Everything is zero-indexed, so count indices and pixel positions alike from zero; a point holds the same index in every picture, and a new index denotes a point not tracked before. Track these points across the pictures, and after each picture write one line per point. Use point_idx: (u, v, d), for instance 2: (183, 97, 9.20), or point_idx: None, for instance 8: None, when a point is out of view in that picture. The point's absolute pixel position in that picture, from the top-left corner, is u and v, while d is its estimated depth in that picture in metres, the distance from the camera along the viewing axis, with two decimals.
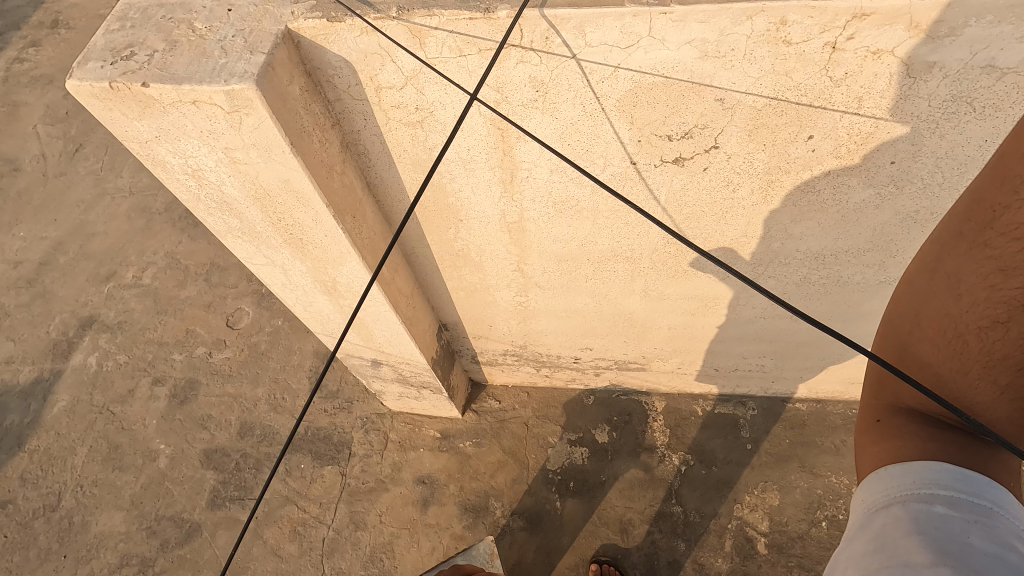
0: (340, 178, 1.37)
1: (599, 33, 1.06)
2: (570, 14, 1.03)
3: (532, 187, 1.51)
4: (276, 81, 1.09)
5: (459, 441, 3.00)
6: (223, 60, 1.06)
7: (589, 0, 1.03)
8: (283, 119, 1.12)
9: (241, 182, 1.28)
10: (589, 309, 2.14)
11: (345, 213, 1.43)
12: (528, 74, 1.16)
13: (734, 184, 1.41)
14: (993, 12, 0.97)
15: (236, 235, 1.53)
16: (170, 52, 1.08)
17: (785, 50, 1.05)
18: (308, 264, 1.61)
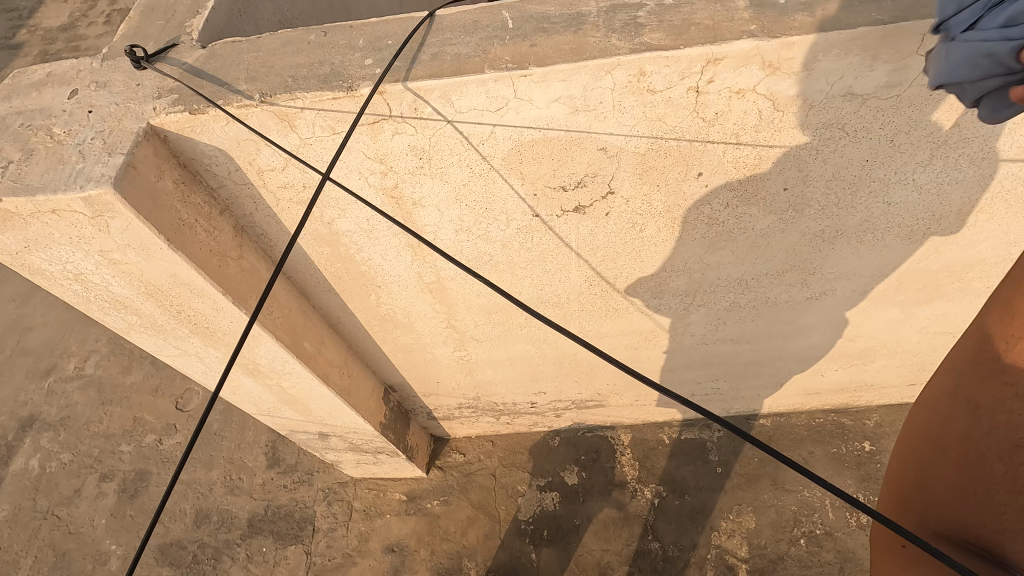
0: (237, 264, 1.32)
1: (466, 100, 1.05)
2: (432, 86, 1.03)
3: (442, 248, 1.48)
4: (141, 179, 1.06)
5: (426, 502, 2.89)
6: (81, 165, 1.03)
7: (449, 70, 1.03)
8: (155, 217, 1.08)
9: (127, 280, 1.23)
10: (531, 355, 2.11)
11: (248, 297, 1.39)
12: (407, 143, 1.14)
13: (639, 224, 1.41)
14: (838, 46, 0.99)
15: (140, 330, 1.47)
16: (26, 162, 1.05)
17: (653, 99, 1.06)
18: (221, 350, 1.55)
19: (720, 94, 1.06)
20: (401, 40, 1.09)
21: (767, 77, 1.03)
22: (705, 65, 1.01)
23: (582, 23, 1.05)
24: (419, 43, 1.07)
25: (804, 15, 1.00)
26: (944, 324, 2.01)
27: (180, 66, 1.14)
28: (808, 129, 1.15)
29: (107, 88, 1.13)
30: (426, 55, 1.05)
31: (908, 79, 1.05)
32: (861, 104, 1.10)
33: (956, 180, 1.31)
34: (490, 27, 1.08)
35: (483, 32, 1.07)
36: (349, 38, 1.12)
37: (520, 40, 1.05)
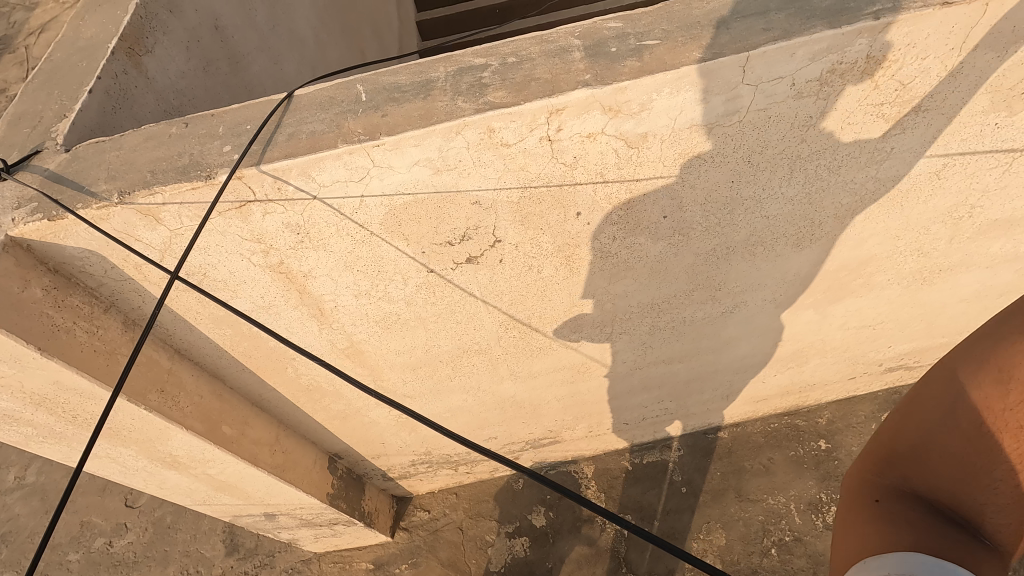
0: None
1: (326, 174, 1.08)
2: (288, 165, 1.06)
3: (347, 313, 1.48)
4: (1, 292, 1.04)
5: (394, 567, 2.79)
6: None
7: (304, 148, 1.06)
8: (21, 328, 1.06)
9: (8, 394, 1.20)
10: (470, 404, 2.09)
11: (148, 389, 1.38)
12: (280, 221, 1.16)
13: (535, 266, 1.44)
14: (667, 85, 1.06)
15: (41, 441, 1.42)
16: None
17: (509, 151, 1.11)
18: (134, 448, 1.51)
19: (572, 140, 1.11)
20: (259, 123, 1.11)
21: (610, 119, 1.08)
22: (549, 116, 1.05)
23: (430, 89, 1.10)
24: (276, 125, 1.10)
25: (632, 61, 1.06)
26: (861, 318, 2.08)
27: (43, 172, 1.14)
28: (666, 162, 1.20)
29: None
30: (283, 136, 1.08)
31: (742, 106, 1.12)
32: (709, 133, 1.16)
33: (823, 188, 1.38)
34: (345, 103, 1.12)
35: (338, 107, 1.11)
36: (210, 127, 1.14)
37: (372, 111, 1.08)
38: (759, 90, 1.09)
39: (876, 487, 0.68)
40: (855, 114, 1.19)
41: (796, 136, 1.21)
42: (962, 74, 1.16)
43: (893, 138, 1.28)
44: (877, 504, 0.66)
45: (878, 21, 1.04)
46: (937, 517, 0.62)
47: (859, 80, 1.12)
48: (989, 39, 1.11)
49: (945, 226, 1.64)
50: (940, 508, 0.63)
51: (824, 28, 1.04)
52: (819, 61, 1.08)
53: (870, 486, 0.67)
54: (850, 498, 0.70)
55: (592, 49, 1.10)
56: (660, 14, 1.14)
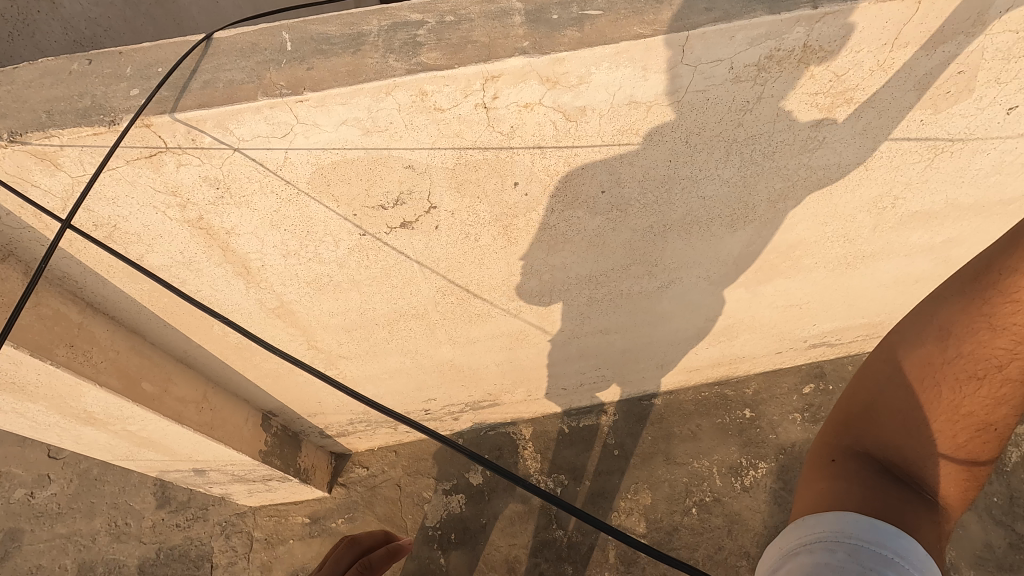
0: None
1: (245, 128, 1.02)
2: (203, 116, 0.99)
3: (275, 273, 1.43)
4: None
5: (330, 521, 2.82)
6: None
7: (221, 98, 0.99)
8: None
9: None
10: (408, 366, 2.09)
11: (56, 343, 1.31)
12: (197, 174, 1.09)
13: (472, 234, 1.42)
14: (606, 60, 1.04)
15: None
16: None
17: (444, 116, 1.07)
18: (43, 403, 1.44)
19: (509, 109, 1.08)
20: (172, 66, 1.03)
21: (548, 90, 1.06)
22: (484, 82, 1.02)
23: (363, 44, 1.04)
24: (191, 69, 1.03)
25: (573, 30, 1.04)
26: (789, 297, 2.18)
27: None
28: (604, 138, 1.19)
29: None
30: (198, 82, 1.01)
31: (681, 86, 1.11)
32: (648, 111, 1.15)
33: (759, 172, 1.41)
34: (268, 51, 1.05)
35: (261, 56, 1.04)
36: (117, 66, 1.05)
37: (298, 63, 1.03)
38: (698, 71, 1.09)
39: (834, 447, 0.82)
40: (791, 102, 1.21)
41: (734, 120, 1.23)
42: (892, 70, 1.19)
43: (826, 128, 1.31)
44: (836, 463, 0.80)
45: (815, 9, 1.05)
46: (883, 477, 0.76)
47: (795, 69, 1.14)
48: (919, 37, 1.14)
49: (869, 215, 1.72)
50: (889, 465, 0.78)
51: (764, 12, 1.04)
52: (757, 47, 1.08)
53: (831, 448, 0.81)
54: (815, 456, 0.84)
55: (533, 15, 1.07)
56: None
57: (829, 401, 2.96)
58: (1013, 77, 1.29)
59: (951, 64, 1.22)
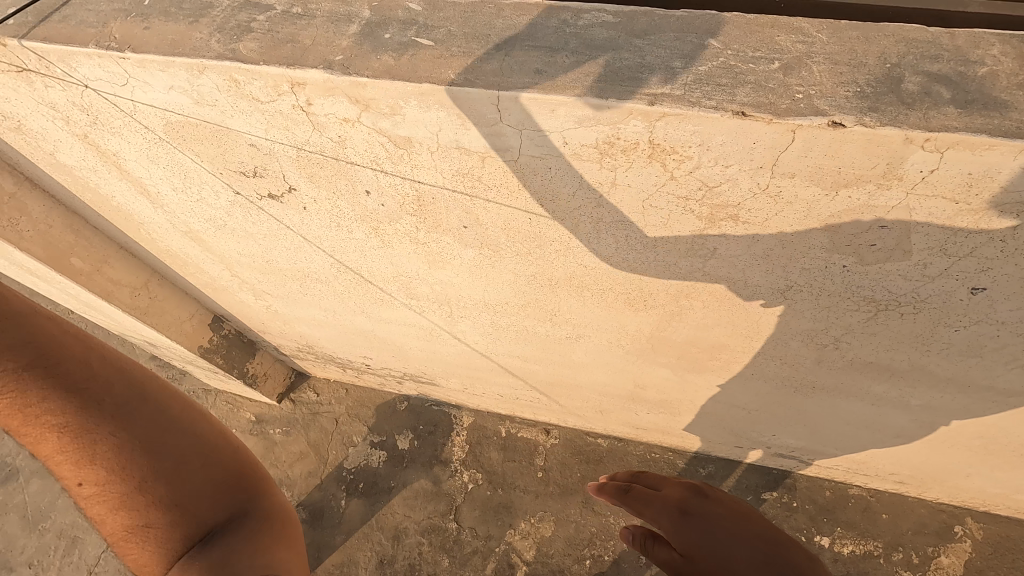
0: None
1: (86, 69, 1.04)
2: (45, 48, 1.02)
3: (174, 203, 1.50)
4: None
5: (270, 427, 3.01)
6: None
7: (67, 36, 1.02)
8: None
9: None
10: (329, 320, 2.13)
11: None
12: (66, 99, 1.15)
13: (346, 227, 1.38)
14: (413, 97, 0.91)
15: None
16: None
17: (265, 107, 1.03)
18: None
19: (328, 118, 1.01)
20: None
21: (362, 112, 0.97)
22: (291, 86, 0.96)
23: (207, 12, 1.02)
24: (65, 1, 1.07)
25: (389, 57, 0.92)
26: (732, 397, 1.87)
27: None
28: (444, 174, 1.08)
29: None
30: (59, 15, 1.04)
31: (508, 146, 0.96)
32: (483, 161, 1.02)
33: (642, 260, 1.20)
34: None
35: (120, 3, 1.05)
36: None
37: (138, 19, 1.02)
38: (523, 135, 0.93)
39: None
40: (655, 199, 1.00)
41: (587, 198, 1.05)
42: (784, 199, 0.93)
43: (711, 239, 1.07)
44: None
45: (651, 106, 0.82)
46: None
47: (648, 163, 0.92)
48: (810, 173, 0.86)
49: (806, 347, 1.40)
50: None
51: (591, 92, 0.84)
52: (589, 129, 0.88)
53: None
54: None
55: (370, 27, 0.96)
56: (465, 7, 0.96)
57: (786, 519, 2.60)
58: (964, 251, 0.94)
59: (866, 212, 0.91)
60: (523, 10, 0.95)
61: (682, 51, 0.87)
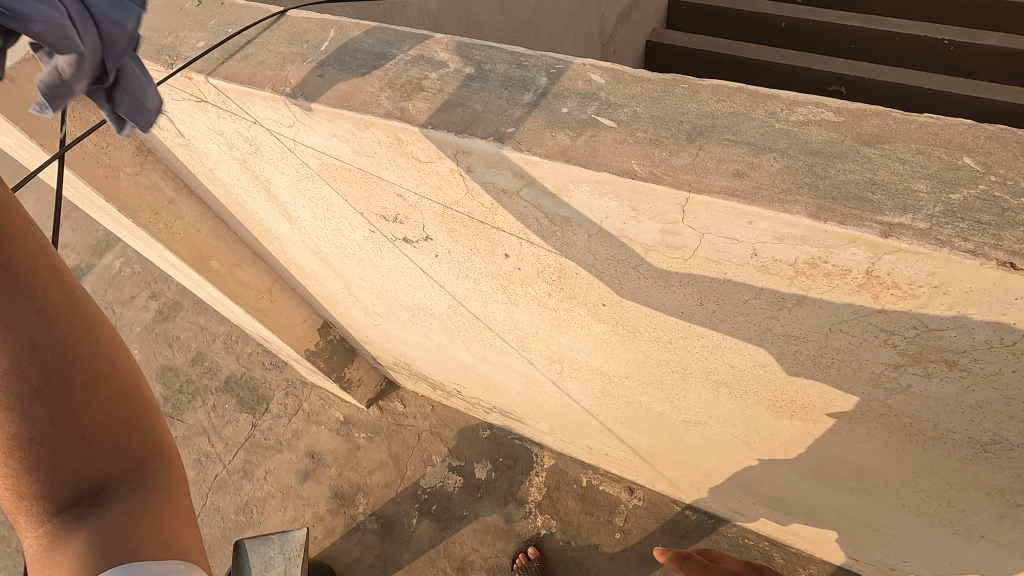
0: (132, 178, 1.51)
1: (258, 108, 1.05)
2: (224, 86, 1.04)
3: (310, 227, 1.51)
4: (18, 91, 1.21)
5: (356, 430, 3.08)
6: None
7: (245, 76, 1.03)
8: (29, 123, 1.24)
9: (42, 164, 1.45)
10: (431, 349, 2.11)
11: (142, 208, 1.56)
12: (233, 128, 1.18)
13: (474, 279, 1.33)
14: (586, 183, 0.82)
15: (88, 207, 1.72)
16: None
17: (422, 166, 0.98)
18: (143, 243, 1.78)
19: (485, 186, 0.95)
20: (239, 31, 1.10)
21: (525, 186, 0.90)
22: (455, 153, 0.90)
23: (380, 63, 0.98)
24: (247, 40, 1.08)
25: (566, 135, 0.83)
26: (865, 517, 1.62)
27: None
28: (596, 257, 0.99)
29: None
30: (241, 53, 1.06)
31: (682, 244, 0.85)
32: (646, 254, 0.91)
33: (806, 376, 1.04)
34: (307, 43, 1.05)
35: (298, 46, 1.04)
36: (207, 17, 1.15)
37: (313, 66, 1.01)
38: (705, 239, 0.81)
39: None
40: (849, 326, 0.85)
41: (761, 309, 0.91)
42: None
43: (905, 377, 0.90)
44: None
45: (885, 238, 0.67)
46: None
47: (855, 292, 0.77)
48: None
49: (988, 500, 1.16)
50: None
51: (806, 210, 0.71)
52: (792, 248, 0.75)
53: None
54: None
55: (546, 98, 0.88)
56: (655, 85, 0.86)
57: None
58: None
59: None
60: (723, 96, 0.83)
61: (927, 170, 0.71)
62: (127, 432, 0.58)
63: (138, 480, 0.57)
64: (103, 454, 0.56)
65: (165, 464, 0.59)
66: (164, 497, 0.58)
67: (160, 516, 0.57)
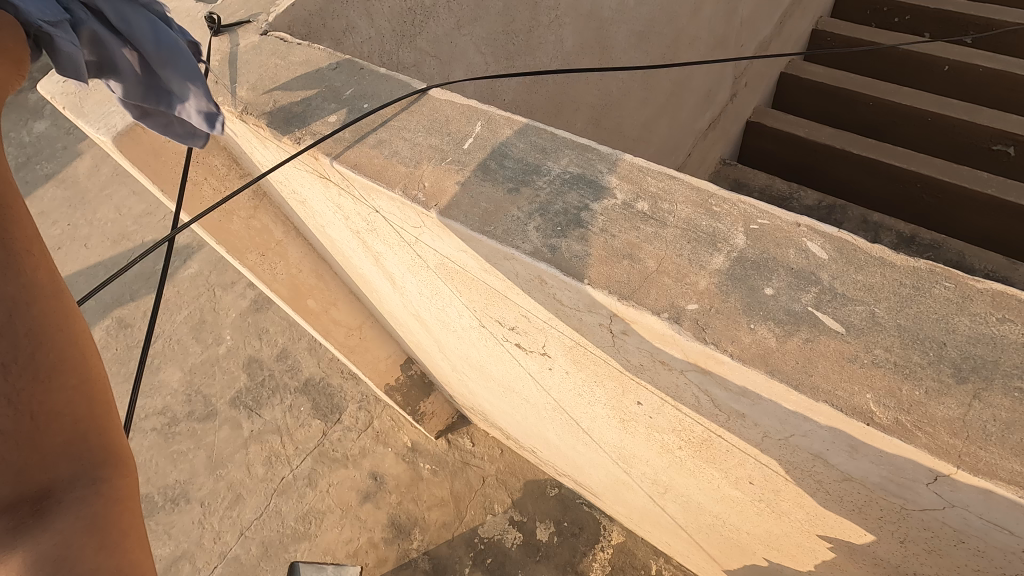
0: (245, 221, 1.46)
1: (383, 203, 0.92)
2: (350, 175, 0.91)
3: (413, 297, 1.39)
4: (147, 137, 1.16)
5: (421, 460, 3.01)
6: (113, 108, 1.16)
7: (375, 168, 0.90)
8: (153, 171, 1.19)
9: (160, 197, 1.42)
10: (516, 417, 1.96)
11: (250, 250, 1.50)
12: (353, 207, 1.06)
13: (588, 401, 1.15)
14: (789, 402, 0.62)
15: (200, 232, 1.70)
16: (97, 86, 1.23)
17: (563, 309, 0.81)
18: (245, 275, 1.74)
19: (640, 350, 0.75)
20: (375, 109, 0.98)
21: (694, 370, 0.70)
22: (611, 314, 0.72)
23: (531, 179, 0.82)
24: (383, 121, 0.96)
25: (769, 333, 0.63)
26: None
27: (231, 46, 1.20)
28: (767, 456, 0.78)
29: None
30: (373, 139, 0.93)
31: (910, 497, 0.63)
32: (844, 481, 0.69)
33: None
34: (449, 138, 0.90)
35: (437, 139, 0.91)
36: (343, 83, 1.04)
37: (453, 168, 0.86)
38: (953, 512, 0.59)
39: None
40: None
41: None
42: None
43: None
44: None
45: None
46: None
47: None
48: None
49: None
50: None
51: None
52: None
53: None
54: None
55: (744, 267, 0.68)
56: (901, 275, 0.64)
57: None
58: None
59: None
60: (1007, 315, 0.59)
61: None
62: (80, 436, 0.60)
63: (81, 489, 0.58)
64: (51, 458, 0.58)
65: (119, 474, 0.61)
66: (111, 510, 0.58)
67: (96, 530, 0.57)
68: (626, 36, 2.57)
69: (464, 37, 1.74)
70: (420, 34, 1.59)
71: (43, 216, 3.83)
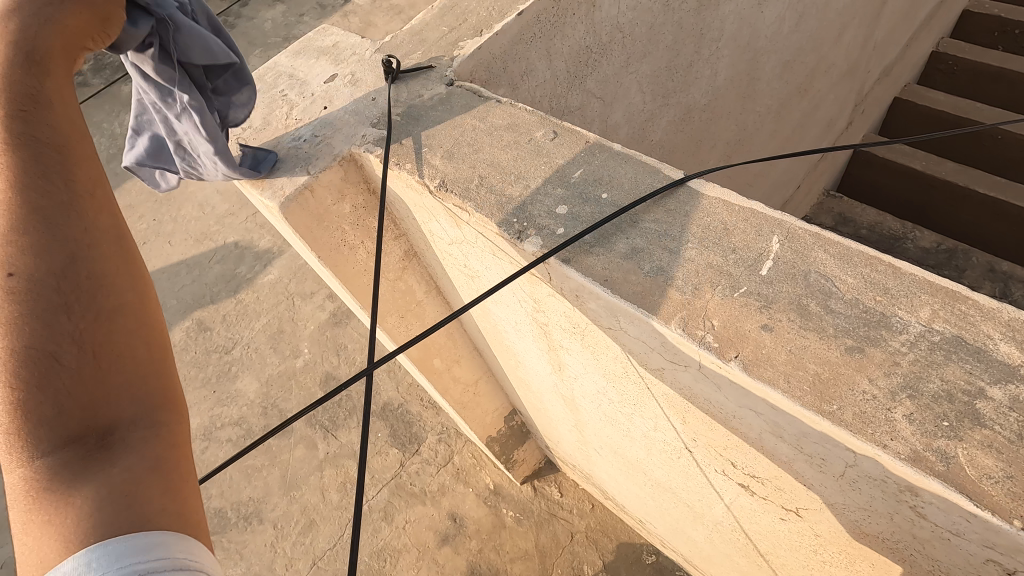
0: (389, 283, 1.27)
1: (636, 329, 0.72)
2: (597, 292, 0.71)
3: (580, 387, 1.19)
4: (315, 201, 1.00)
5: (504, 505, 2.72)
6: (278, 164, 1.01)
7: (637, 289, 0.69)
8: (313, 236, 1.02)
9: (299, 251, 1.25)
10: (650, 502, 1.70)
11: (389, 312, 1.31)
12: (564, 311, 0.88)
13: (825, 560, 0.92)
14: None
15: None
16: (256, 133, 1.08)
17: (918, 520, 0.59)
18: None
19: None
20: (619, 203, 0.78)
21: None
22: None
23: (878, 335, 0.60)
24: (633, 222, 0.76)
25: None
26: None
27: (415, 100, 1.04)
28: None
29: (353, 88, 1.11)
30: (625, 246, 0.73)
31: None
32: None
33: None
34: (739, 256, 0.69)
35: (718, 254, 0.70)
36: (568, 163, 0.85)
37: (754, 305, 0.65)
38: None
39: None
40: None
41: None
42: None
43: None
44: None
45: None
46: None
47: None
48: None
49: None
50: None
51: None
52: None
53: None
54: None
55: None
56: None
57: None
58: None
59: None
60: None
61: None
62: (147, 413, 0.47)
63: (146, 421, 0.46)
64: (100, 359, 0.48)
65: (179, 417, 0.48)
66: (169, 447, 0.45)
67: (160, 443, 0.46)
68: (775, 66, 2.29)
69: (631, 75, 1.52)
70: (592, 73, 1.39)
71: (130, 210, 3.81)
